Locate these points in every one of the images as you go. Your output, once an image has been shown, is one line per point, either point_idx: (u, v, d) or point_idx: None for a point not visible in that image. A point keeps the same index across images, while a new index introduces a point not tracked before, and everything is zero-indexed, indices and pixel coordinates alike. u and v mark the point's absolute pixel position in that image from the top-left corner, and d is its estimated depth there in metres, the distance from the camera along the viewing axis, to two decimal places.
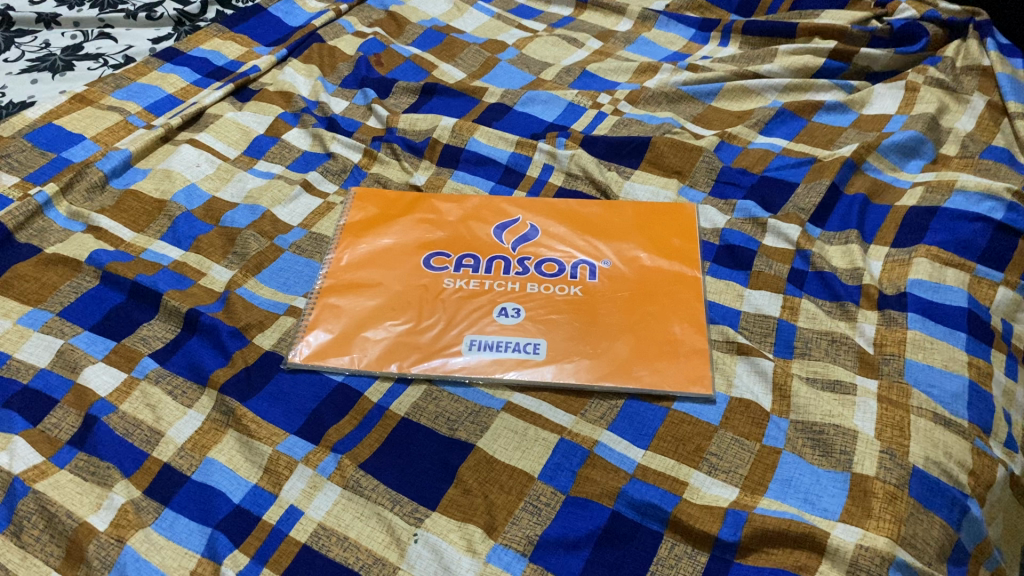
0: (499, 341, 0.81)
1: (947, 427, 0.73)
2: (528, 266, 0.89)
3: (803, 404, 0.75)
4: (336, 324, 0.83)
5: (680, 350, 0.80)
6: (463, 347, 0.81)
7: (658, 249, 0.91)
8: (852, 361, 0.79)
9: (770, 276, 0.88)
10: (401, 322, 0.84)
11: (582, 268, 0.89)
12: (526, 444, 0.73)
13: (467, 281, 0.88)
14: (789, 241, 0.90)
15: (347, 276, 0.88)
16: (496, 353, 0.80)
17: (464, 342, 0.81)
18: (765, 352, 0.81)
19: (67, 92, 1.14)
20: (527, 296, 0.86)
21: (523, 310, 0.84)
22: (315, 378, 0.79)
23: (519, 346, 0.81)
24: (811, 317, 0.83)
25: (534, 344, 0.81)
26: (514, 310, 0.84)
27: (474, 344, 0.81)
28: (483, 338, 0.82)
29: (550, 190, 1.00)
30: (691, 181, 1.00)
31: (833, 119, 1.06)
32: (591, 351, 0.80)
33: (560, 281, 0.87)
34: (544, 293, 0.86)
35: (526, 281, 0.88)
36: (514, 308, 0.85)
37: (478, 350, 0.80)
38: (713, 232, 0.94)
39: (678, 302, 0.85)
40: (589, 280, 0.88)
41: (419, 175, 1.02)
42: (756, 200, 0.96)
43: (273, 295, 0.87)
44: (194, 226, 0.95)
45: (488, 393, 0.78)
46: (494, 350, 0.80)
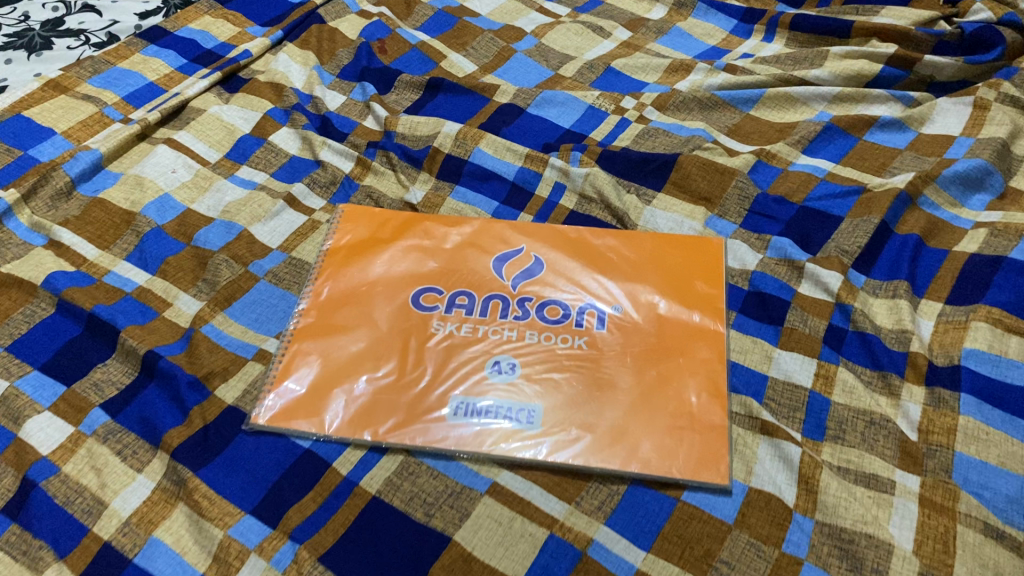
0: (489, 406, 0.72)
1: (999, 542, 0.62)
2: (528, 307, 0.79)
3: (832, 504, 0.65)
4: (308, 375, 0.74)
5: (693, 426, 0.70)
6: (447, 411, 0.71)
7: (678, 294, 0.80)
8: (892, 450, 0.68)
9: (803, 335, 0.77)
10: (381, 375, 0.74)
11: (589, 314, 0.78)
12: (510, 540, 0.64)
13: (458, 325, 0.77)
14: (829, 292, 0.79)
15: (326, 313, 0.79)
16: (484, 421, 0.71)
17: (450, 405, 0.72)
18: (792, 431, 0.71)
19: (43, 76, 1.04)
20: (524, 348, 0.75)
21: (518, 366, 0.74)
22: (279, 442, 0.70)
23: (510, 414, 0.71)
24: (848, 390, 0.72)
25: (528, 412, 0.71)
26: (509, 365, 0.74)
27: (461, 407, 0.72)
28: (472, 401, 0.72)
29: (560, 214, 0.89)
30: (720, 210, 0.88)
31: (887, 138, 0.94)
32: (592, 422, 0.70)
33: (563, 329, 0.77)
34: (544, 343, 0.76)
35: (524, 328, 0.77)
36: (509, 362, 0.74)
37: (464, 416, 0.71)
38: (742, 274, 0.82)
39: (698, 363, 0.74)
40: (596, 329, 0.77)
41: (416, 189, 0.91)
42: (793, 237, 0.85)
43: (243, 334, 0.78)
44: (164, 245, 0.86)
45: (473, 469, 0.69)
46: (482, 416, 0.71)
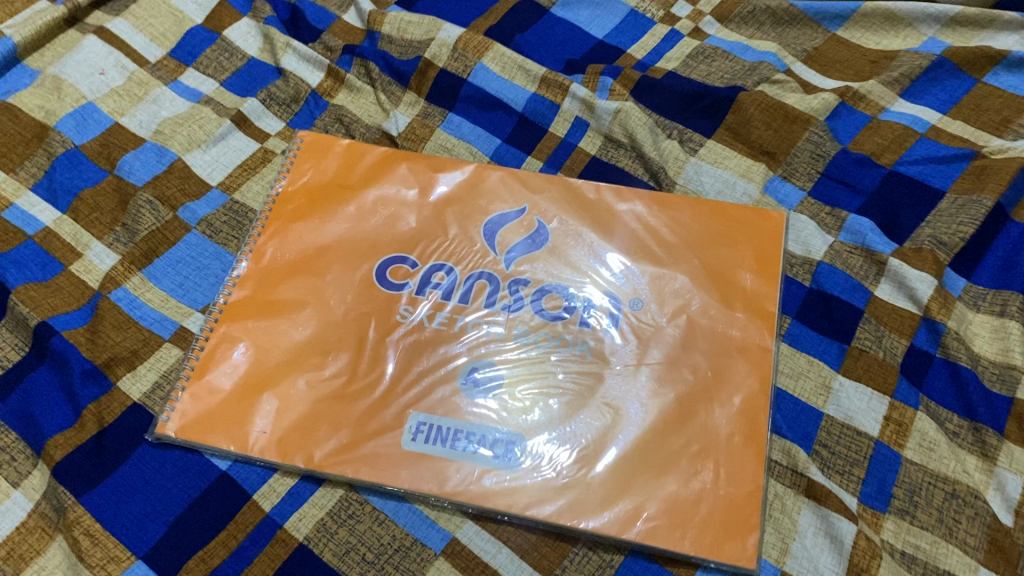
0: (456, 431, 0.56)
1: None
2: (520, 294, 0.61)
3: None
4: (235, 369, 0.58)
5: (718, 481, 0.54)
6: (403, 435, 0.56)
7: (718, 289, 0.61)
8: (978, 540, 0.52)
9: (874, 361, 0.59)
10: (325, 377, 0.58)
11: (595, 312, 0.60)
12: None
13: (430, 313, 0.60)
14: (916, 302, 0.61)
15: (268, 285, 0.62)
16: (448, 453, 0.55)
17: (408, 426, 0.56)
18: (847, 495, 0.54)
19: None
20: (510, 355, 0.59)
21: (501, 378, 0.58)
22: (190, 461, 0.56)
23: (484, 445, 0.55)
24: (927, 447, 0.55)
25: (506, 443, 0.55)
26: (490, 377, 0.58)
27: (420, 431, 0.56)
28: (437, 424, 0.56)
29: (577, 160, 0.70)
30: (785, 170, 0.68)
31: (1016, 83, 0.71)
32: (587, 466, 0.55)
33: (562, 329, 0.60)
34: (535, 348, 0.59)
35: (512, 322, 0.60)
36: (491, 372, 0.58)
37: (425, 443, 0.55)
38: (805, 263, 0.64)
39: (733, 390, 0.57)
40: (606, 332, 0.59)
41: (399, 115, 0.73)
42: (875, 217, 0.65)
43: (162, 304, 0.62)
44: (81, 174, 0.69)
45: (429, 518, 0.54)
46: (447, 446, 0.55)
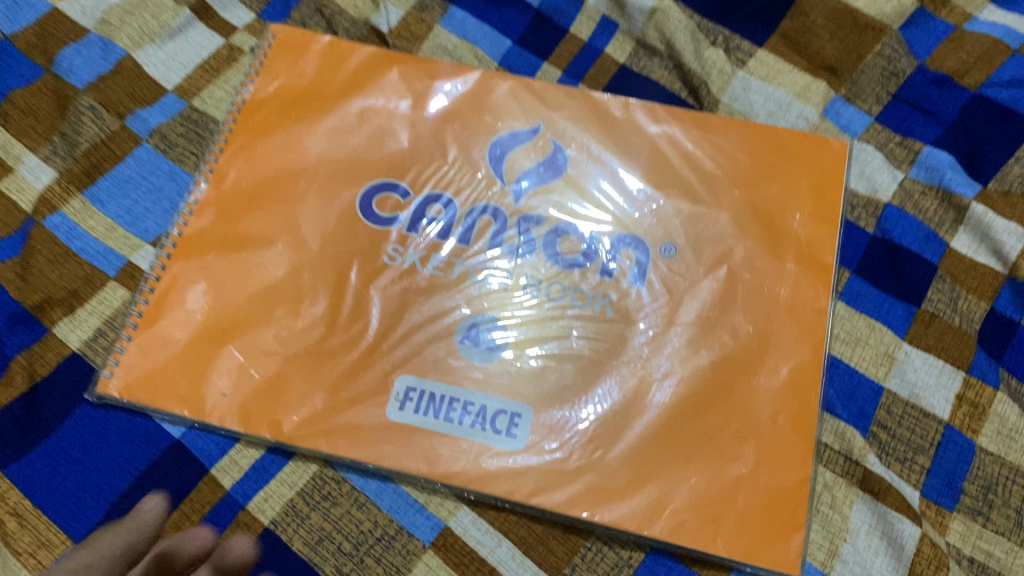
0: (452, 402, 0.47)
1: None
2: (530, 235, 0.51)
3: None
4: (191, 317, 0.49)
5: (758, 470, 0.46)
6: (390, 405, 0.47)
7: (767, 234, 0.51)
8: None
9: (948, 329, 0.50)
10: (295, 331, 0.49)
11: (619, 262, 0.50)
12: None
13: (424, 256, 0.51)
14: (1000, 258, 0.51)
15: (232, 215, 0.52)
16: (443, 428, 0.46)
17: (395, 393, 0.47)
18: (908, 487, 0.46)
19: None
20: (517, 312, 0.49)
21: (507, 338, 0.48)
22: (137, 425, 0.48)
23: (483, 420, 0.47)
24: (1007, 435, 0.47)
25: (509, 417, 0.47)
26: (493, 340, 0.48)
27: (409, 399, 0.47)
28: (429, 392, 0.47)
29: (602, 70, 0.59)
30: (849, 90, 0.57)
31: None
32: (607, 448, 0.46)
33: (579, 283, 0.50)
34: (546, 302, 0.49)
35: (520, 270, 0.50)
36: (496, 335, 0.48)
37: (415, 414, 0.47)
38: (869, 205, 0.54)
39: (781, 359, 0.48)
40: (633, 284, 0.50)
41: (391, 7, 0.61)
42: (956, 150, 0.55)
43: (107, 235, 0.53)
44: (9, 67, 0.57)
45: (418, 502, 0.46)
46: (441, 420, 0.47)
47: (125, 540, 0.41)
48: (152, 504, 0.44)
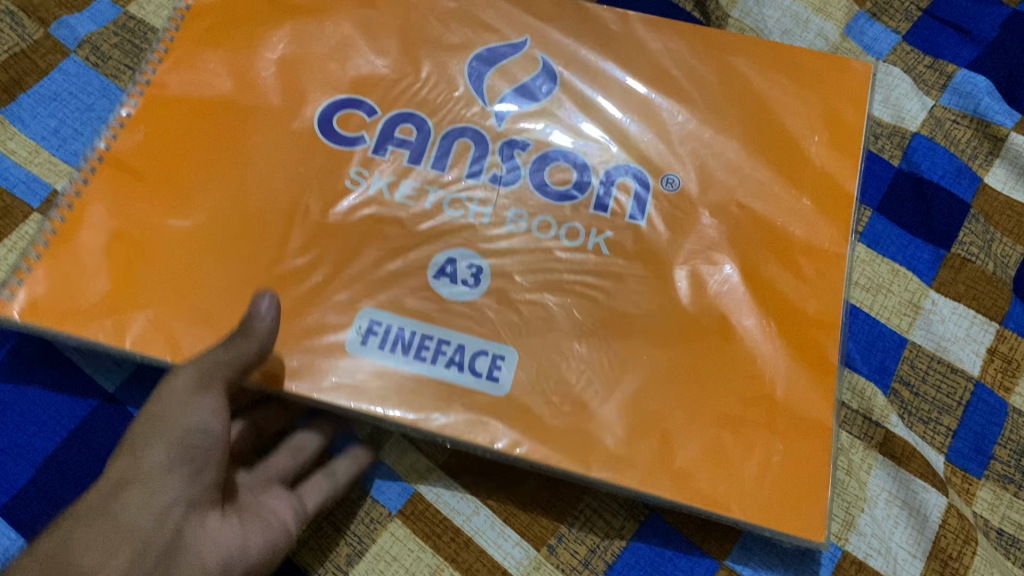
0: (423, 341, 0.41)
1: None
2: (515, 163, 0.45)
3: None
4: (120, 246, 0.42)
5: (768, 426, 0.40)
6: (352, 341, 0.41)
7: (783, 165, 0.45)
8: None
9: (980, 275, 0.44)
10: (239, 266, 0.42)
11: (614, 193, 0.44)
12: None
13: (393, 180, 0.44)
14: None
15: (168, 130, 0.45)
16: (414, 367, 0.41)
17: (358, 325, 0.42)
18: (932, 451, 0.42)
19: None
20: (498, 250, 0.43)
21: (488, 274, 0.43)
22: (66, 381, 0.42)
23: (460, 361, 0.41)
24: None
25: (490, 359, 0.41)
26: (471, 275, 0.43)
27: (375, 337, 0.41)
28: (397, 329, 0.42)
29: None
30: (875, 4, 0.51)
31: None
32: (596, 400, 0.41)
33: (568, 219, 0.44)
34: (531, 238, 0.43)
35: (502, 202, 0.44)
36: (474, 271, 0.43)
37: (381, 352, 0.41)
38: (895, 134, 0.48)
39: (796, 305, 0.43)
40: (631, 218, 0.44)
41: None
42: (994, 74, 0.49)
43: (30, 159, 0.46)
44: None
45: (387, 463, 0.41)
46: (409, 359, 0.41)
47: (257, 346, 0.37)
48: (272, 304, 0.38)
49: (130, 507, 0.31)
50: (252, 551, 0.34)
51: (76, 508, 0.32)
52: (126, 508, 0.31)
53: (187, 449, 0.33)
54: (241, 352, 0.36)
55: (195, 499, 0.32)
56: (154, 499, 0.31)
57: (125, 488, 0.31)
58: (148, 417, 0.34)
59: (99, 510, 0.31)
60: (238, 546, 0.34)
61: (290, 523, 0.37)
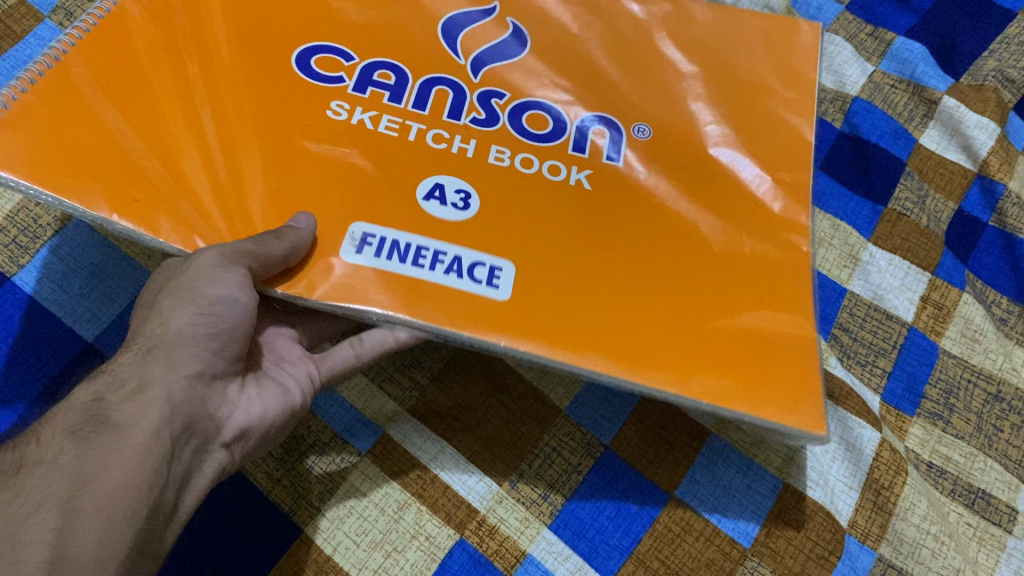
0: (418, 247, 0.37)
1: None
2: (494, 109, 0.42)
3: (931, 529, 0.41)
4: (73, 127, 0.36)
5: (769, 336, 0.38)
6: (343, 245, 0.37)
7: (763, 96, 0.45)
8: (1022, 454, 0.43)
9: (915, 229, 0.47)
10: (206, 174, 0.38)
11: (591, 134, 0.42)
12: (391, 543, 0.40)
13: (373, 116, 0.40)
14: (968, 154, 0.49)
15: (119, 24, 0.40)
16: (409, 274, 0.37)
17: (349, 235, 0.37)
18: (869, 392, 0.44)
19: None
20: (487, 180, 0.39)
21: (477, 198, 0.39)
22: (45, 330, 0.43)
23: (459, 268, 0.37)
24: (970, 337, 0.45)
25: (488, 269, 0.37)
26: (459, 199, 0.39)
27: (366, 241, 0.37)
28: (390, 235, 0.37)
29: None
30: None
31: None
32: (604, 322, 0.37)
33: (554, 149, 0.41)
34: (516, 173, 0.40)
35: (484, 139, 0.41)
36: (462, 194, 0.39)
37: (372, 256, 0.37)
38: (838, 98, 0.50)
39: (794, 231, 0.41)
40: (608, 159, 0.41)
41: None
42: (929, 42, 0.52)
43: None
44: None
45: (355, 409, 0.43)
46: (402, 265, 0.37)
47: (287, 247, 0.35)
48: (307, 220, 0.37)
49: (155, 370, 0.32)
50: (263, 417, 0.37)
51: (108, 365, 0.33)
52: (153, 371, 0.32)
53: (211, 316, 0.34)
54: (272, 249, 0.35)
55: (214, 368, 0.34)
56: (179, 365, 0.33)
57: (155, 351, 0.33)
58: (177, 284, 0.35)
59: (131, 369, 0.32)
60: (248, 413, 0.36)
61: (303, 391, 0.39)
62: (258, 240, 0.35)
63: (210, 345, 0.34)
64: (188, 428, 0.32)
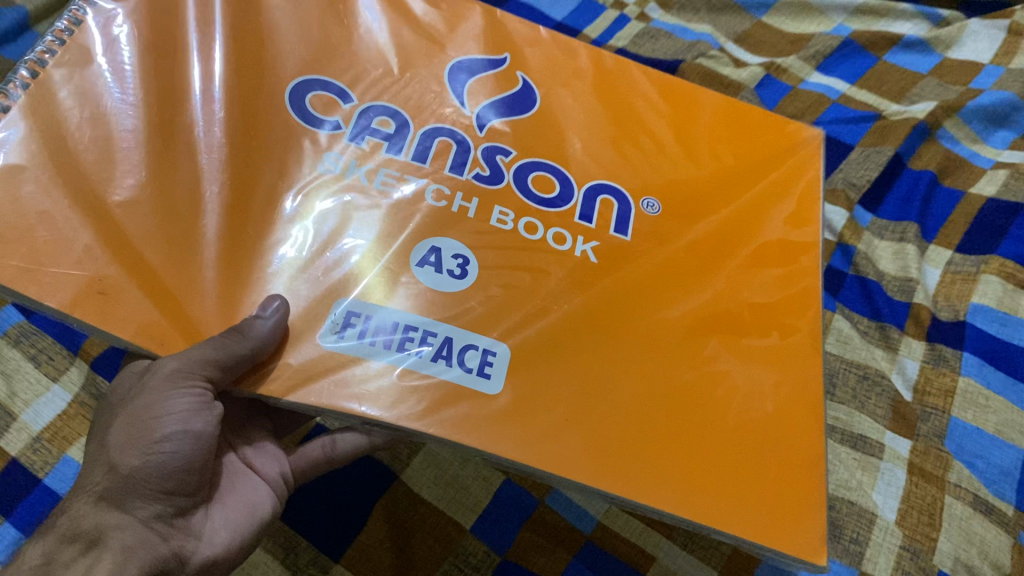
0: (400, 337, 0.46)
1: (986, 516, 0.59)
2: (497, 167, 0.53)
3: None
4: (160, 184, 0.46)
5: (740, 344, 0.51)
6: (332, 329, 0.46)
7: (692, 124, 0.59)
8: (884, 411, 0.63)
9: None
10: (220, 225, 0.46)
11: (603, 201, 0.54)
12: (460, 482, 0.59)
13: (377, 172, 0.51)
14: (832, 230, 0.72)
15: (147, 80, 0.49)
16: (396, 360, 0.45)
17: (336, 317, 0.46)
18: None
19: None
20: (488, 230, 0.51)
21: (467, 266, 0.49)
22: None
23: (447, 355, 0.46)
24: (843, 341, 0.66)
25: (481, 354, 0.47)
26: (454, 266, 0.49)
27: (354, 325, 0.46)
28: (377, 320, 0.46)
29: None
30: None
31: (910, 61, 0.85)
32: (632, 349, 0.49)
33: (562, 214, 0.53)
34: (523, 236, 0.51)
35: (484, 200, 0.52)
36: (462, 258, 0.50)
37: (357, 341, 0.45)
38: None
39: (791, 291, 0.54)
40: (618, 235, 0.53)
41: None
42: None
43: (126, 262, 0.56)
44: None
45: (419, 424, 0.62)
46: (385, 351, 0.46)
47: (248, 348, 0.43)
48: (275, 311, 0.45)
49: (111, 520, 0.41)
50: (223, 541, 0.47)
51: (69, 513, 0.42)
52: (109, 521, 0.41)
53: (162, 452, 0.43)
54: (234, 353, 0.42)
55: (166, 502, 0.44)
56: (130, 512, 0.42)
57: (110, 499, 0.42)
58: (133, 424, 0.43)
59: (89, 520, 0.41)
60: (209, 540, 0.46)
61: (269, 495, 0.52)
62: (217, 349, 0.42)
63: (162, 481, 0.43)
64: (151, 564, 0.42)
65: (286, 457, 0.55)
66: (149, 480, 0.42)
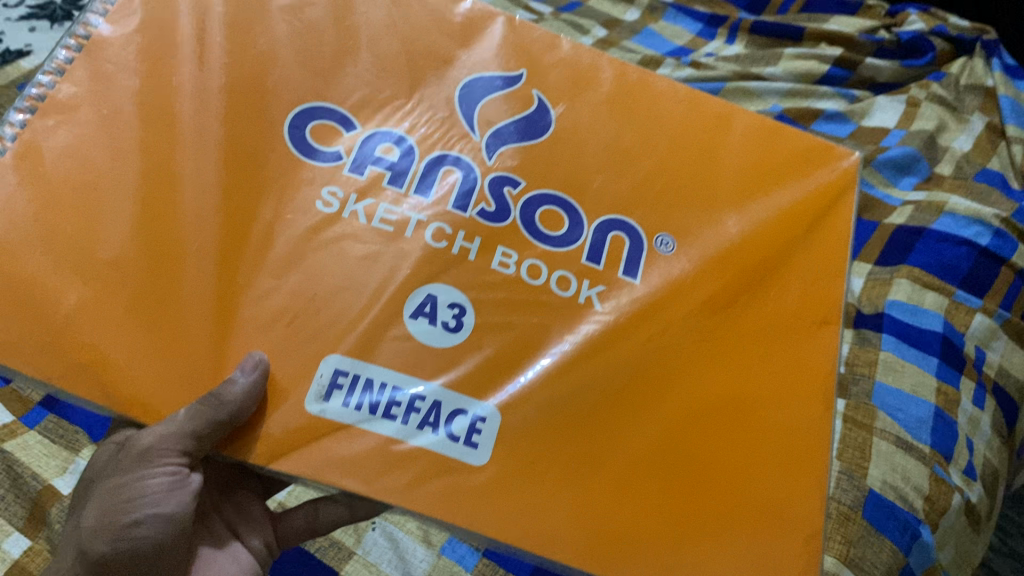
0: (386, 403, 0.52)
1: (907, 452, 0.74)
2: (505, 202, 0.59)
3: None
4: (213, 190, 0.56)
5: (748, 414, 0.57)
6: (322, 392, 0.52)
7: (672, 160, 0.63)
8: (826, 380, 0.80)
9: None
10: (235, 226, 0.55)
11: (613, 238, 0.60)
12: None
13: (393, 206, 0.58)
14: None
15: (178, 125, 0.57)
16: (385, 424, 0.52)
17: (322, 378, 0.52)
18: None
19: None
20: (483, 275, 0.57)
21: (464, 309, 0.56)
22: None
23: (433, 419, 0.53)
24: None
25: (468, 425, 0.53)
26: (452, 315, 0.56)
27: (341, 389, 0.52)
28: (362, 385, 0.53)
29: None
30: None
31: (831, 129, 1.05)
32: (641, 419, 0.56)
33: (567, 255, 0.59)
34: (526, 280, 0.57)
35: (487, 239, 0.58)
36: (457, 308, 0.56)
37: (346, 407, 0.52)
38: None
39: (798, 352, 0.60)
40: (627, 277, 0.59)
41: None
42: None
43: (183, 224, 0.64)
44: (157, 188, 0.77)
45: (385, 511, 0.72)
46: (372, 416, 0.52)
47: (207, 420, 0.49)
48: (246, 377, 0.50)
49: None
50: None
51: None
52: None
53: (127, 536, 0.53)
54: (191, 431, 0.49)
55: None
56: None
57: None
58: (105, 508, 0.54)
59: None
60: None
61: (253, 562, 0.63)
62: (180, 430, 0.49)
63: (136, 555, 0.54)
64: None
65: (273, 524, 0.65)
66: (119, 558, 0.54)
